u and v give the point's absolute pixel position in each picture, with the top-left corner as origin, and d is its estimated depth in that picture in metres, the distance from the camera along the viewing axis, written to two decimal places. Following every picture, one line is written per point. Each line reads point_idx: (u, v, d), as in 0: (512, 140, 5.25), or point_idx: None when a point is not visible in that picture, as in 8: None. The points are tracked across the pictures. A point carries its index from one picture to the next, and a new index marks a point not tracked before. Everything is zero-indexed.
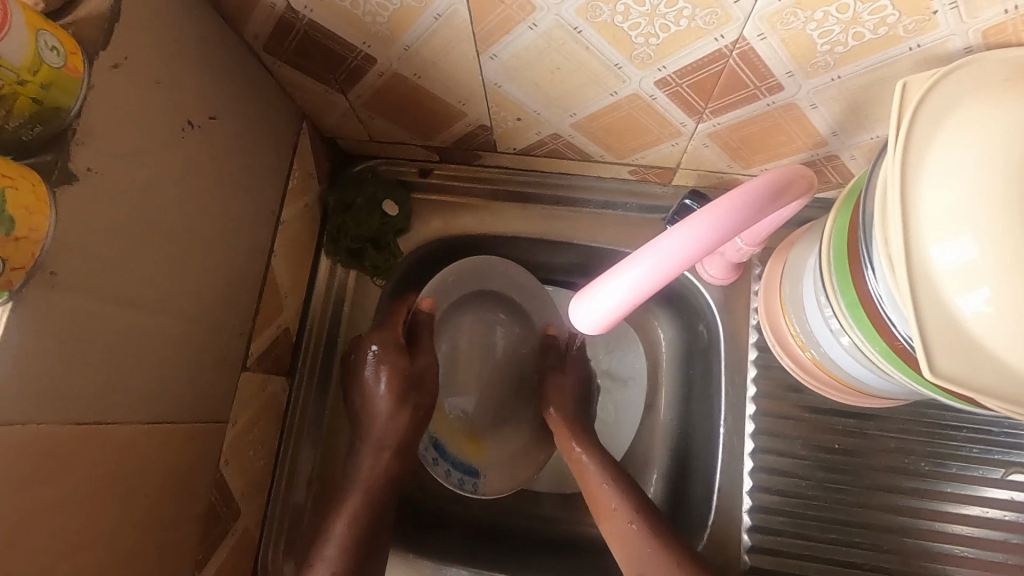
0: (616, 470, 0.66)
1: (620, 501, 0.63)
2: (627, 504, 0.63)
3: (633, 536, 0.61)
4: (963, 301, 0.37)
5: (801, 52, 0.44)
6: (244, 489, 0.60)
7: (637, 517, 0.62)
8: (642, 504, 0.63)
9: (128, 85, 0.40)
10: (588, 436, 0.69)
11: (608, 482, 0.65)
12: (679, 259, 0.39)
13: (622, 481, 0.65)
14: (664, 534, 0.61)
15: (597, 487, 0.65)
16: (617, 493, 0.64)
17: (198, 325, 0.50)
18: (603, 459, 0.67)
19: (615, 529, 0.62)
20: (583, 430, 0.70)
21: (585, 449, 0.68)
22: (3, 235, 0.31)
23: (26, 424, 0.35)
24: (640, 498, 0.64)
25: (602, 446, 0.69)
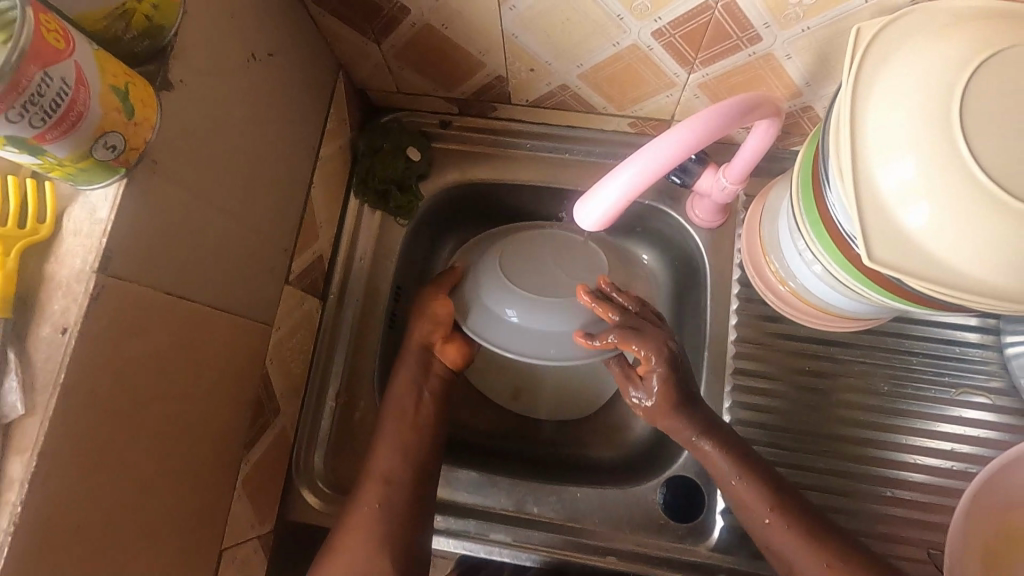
0: (776, 484, 0.63)
1: (758, 501, 0.62)
2: (762, 503, 0.62)
3: (776, 533, 0.61)
4: (900, 205, 0.45)
5: (775, 3, 0.52)
6: (284, 390, 0.68)
7: (798, 518, 0.61)
8: (775, 492, 0.63)
9: (210, 14, 0.48)
10: (709, 425, 0.65)
11: (744, 482, 0.63)
12: (663, 161, 0.47)
13: (773, 492, 0.63)
14: (807, 525, 0.61)
15: (735, 486, 0.64)
16: (760, 496, 0.63)
17: (253, 233, 0.58)
18: (689, 420, 0.65)
19: (757, 524, 0.63)
20: (726, 433, 0.66)
21: (714, 449, 0.65)
22: (125, 119, 0.40)
23: (131, 281, 0.43)
24: (784, 496, 0.63)
25: (758, 462, 0.64)
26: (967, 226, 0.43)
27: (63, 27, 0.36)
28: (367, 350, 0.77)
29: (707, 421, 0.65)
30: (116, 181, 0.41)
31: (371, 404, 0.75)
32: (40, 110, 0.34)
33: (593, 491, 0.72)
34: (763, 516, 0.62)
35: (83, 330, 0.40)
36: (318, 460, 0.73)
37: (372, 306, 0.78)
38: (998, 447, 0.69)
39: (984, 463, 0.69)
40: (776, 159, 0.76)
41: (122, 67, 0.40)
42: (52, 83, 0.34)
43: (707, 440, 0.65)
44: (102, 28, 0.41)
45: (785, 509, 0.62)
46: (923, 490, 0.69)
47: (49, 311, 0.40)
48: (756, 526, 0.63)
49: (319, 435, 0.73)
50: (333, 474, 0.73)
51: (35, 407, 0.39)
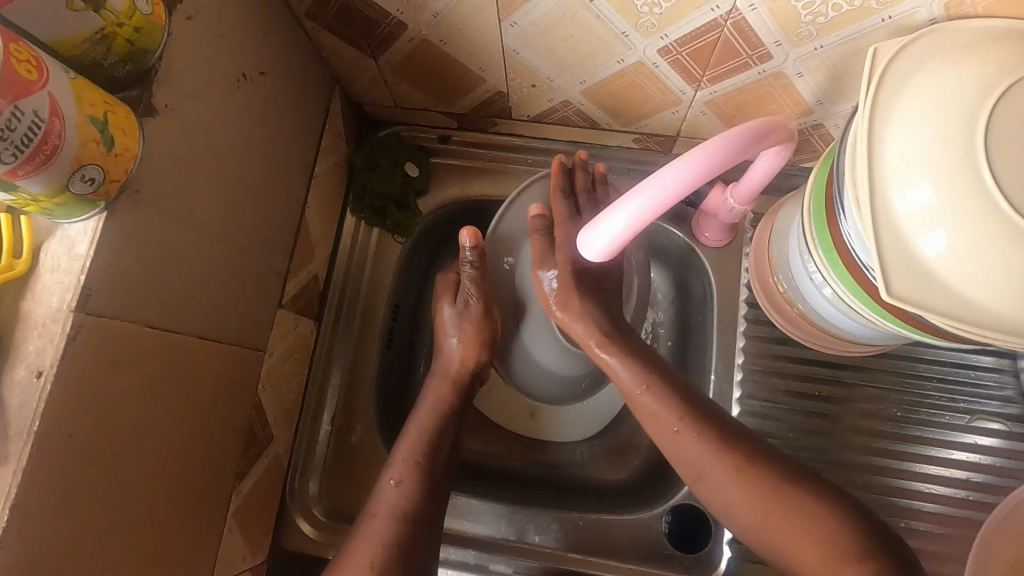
0: (686, 396, 0.60)
1: (671, 417, 0.59)
2: (669, 413, 0.59)
3: (696, 451, 0.58)
4: (921, 238, 0.43)
5: (787, 22, 0.50)
6: (277, 417, 0.66)
7: (711, 429, 0.58)
8: (694, 413, 0.59)
9: (197, 36, 0.46)
10: (611, 332, 0.63)
11: (648, 389, 0.60)
12: (672, 190, 0.46)
13: (684, 402, 0.59)
14: (721, 433, 0.58)
15: (639, 397, 0.61)
16: (668, 410, 0.59)
17: (243, 258, 0.56)
18: (592, 323, 0.63)
19: (670, 438, 0.59)
20: (621, 330, 0.64)
21: (612, 355, 0.62)
22: (104, 151, 0.38)
23: (113, 318, 0.41)
24: (699, 408, 0.59)
25: (663, 367, 0.62)
26: (993, 263, 0.40)
27: (36, 55, 0.33)
28: (364, 372, 0.75)
29: (598, 315, 0.63)
30: (96, 215, 0.39)
31: (367, 428, 0.73)
32: (11, 145, 0.32)
33: (596, 519, 0.69)
34: (736, 482, 0.57)
35: (58, 373, 0.38)
36: (312, 487, 0.71)
37: (369, 327, 0.76)
38: (1014, 476, 0.67)
39: (999, 493, 0.66)
40: (785, 175, 0.73)
41: (101, 95, 0.38)
42: (23, 117, 0.32)
43: (608, 344, 0.62)
44: (81, 51, 0.38)
45: (751, 470, 0.57)
46: (937, 521, 0.66)
47: (24, 353, 0.38)
48: (724, 490, 0.57)
49: (314, 461, 0.71)
50: (328, 501, 0.71)
51: (7, 457, 0.37)
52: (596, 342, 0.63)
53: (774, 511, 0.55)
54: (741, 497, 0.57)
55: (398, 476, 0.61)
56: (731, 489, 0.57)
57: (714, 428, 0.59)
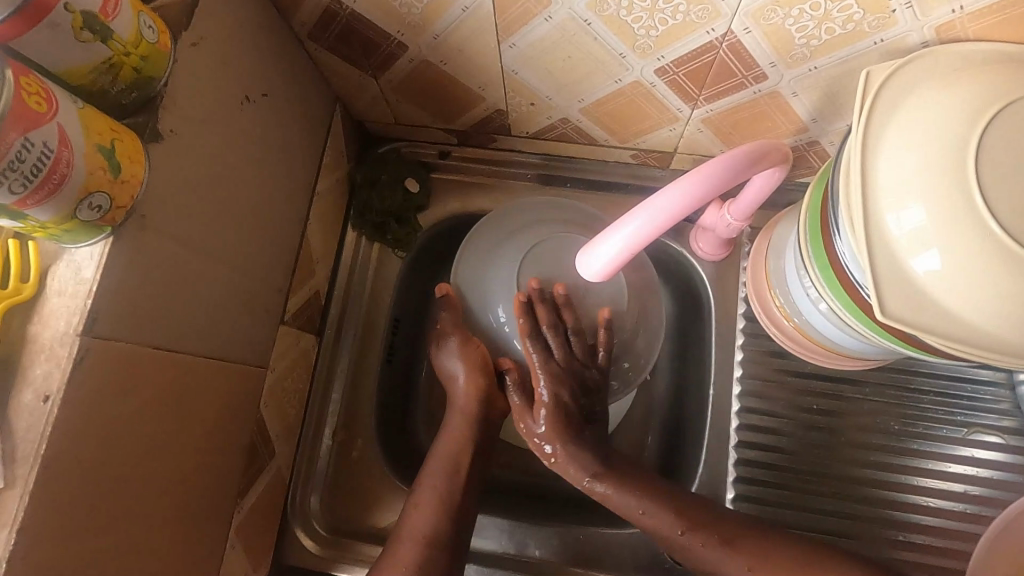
0: (685, 500, 0.62)
1: (670, 523, 0.60)
2: (667, 514, 0.61)
3: (690, 543, 0.60)
4: (914, 259, 0.43)
5: (782, 45, 0.51)
6: (279, 432, 0.66)
7: (713, 530, 0.60)
8: (693, 517, 0.60)
9: (202, 61, 0.47)
10: (602, 466, 0.64)
11: (650, 513, 0.61)
12: (668, 212, 0.47)
13: (681, 512, 0.61)
14: (722, 531, 0.60)
15: (644, 520, 0.61)
16: (667, 518, 0.61)
17: (245, 277, 0.56)
18: (583, 464, 0.63)
19: (675, 548, 0.61)
20: (617, 465, 0.64)
21: (613, 489, 0.62)
22: (112, 177, 0.38)
23: (119, 339, 0.42)
24: (693, 511, 0.61)
25: (661, 486, 0.62)
26: (983, 282, 0.41)
27: (46, 87, 0.34)
28: (365, 387, 0.75)
29: (592, 453, 0.64)
30: (103, 239, 0.40)
31: (369, 442, 0.74)
32: (20, 175, 0.33)
33: (596, 533, 0.70)
34: (741, 569, 0.59)
35: (65, 398, 0.38)
36: (314, 501, 0.71)
37: (370, 342, 0.77)
38: (1012, 489, 0.67)
39: (997, 505, 0.67)
40: (782, 191, 0.74)
41: (109, 123, 0.38)
42: (33, 148, 0.33)
43: (600, 481, 0.63)
44: (89, 81, 0.39)
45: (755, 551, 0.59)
46: (935, 534, 0.67)
47: (31, 376, 0.39)
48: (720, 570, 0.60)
49: (315, 476, 0.72)
50: (330, 515, 0.71)
51: (15, 480, 0.37)
52: (592, 480, 0.63)
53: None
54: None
55: (417, 499, 0.63)
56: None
57: (713, 523, 0.60)
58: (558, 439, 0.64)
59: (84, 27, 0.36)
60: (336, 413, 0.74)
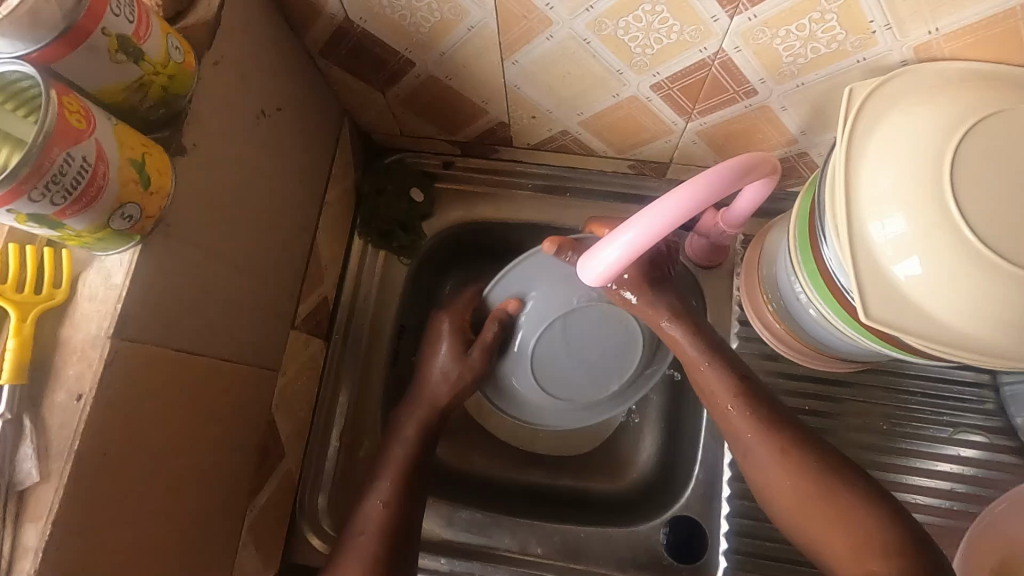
0: (740, 371, 0.63)
1: (725, 392, 0.62)
2: (726, 390, 0.62)
3: (735, 421, 0.62)
4: (895, 265, 0.46)
5: (770, 62, 0.54)
6: (289, 434, 0.69)
7: (761, 408, 0.62)
8: (747, 390, 0.62)
9: (221, 79, 0.50)
10: (680, 309, 0.65)
11: (711, 366, 0.63)
12: (664, 220, 0.50)
13: (738, 378, 0.63)
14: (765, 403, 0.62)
15: (701, 373, 0.64)
16: (727, 388, 0.62)
17: (259, 283, 0.59)
18: (666, 304, 0.64)
19: (720, 409, 0.63)
20: (692, 316, 0.66)
21: (682, 332, 0.64)
22: (142, 189, 0.41)
23: (144, 343, 0.44)
24: (756, 393, 0.62)
25: (729, 353, 0.64)
26: (958, 286, 0.44)
27: (84, 106, 0.37)
28: (371, 390, 0.77)
29: (673, 298, 0.65)
30: (131, 248, 0.43)
31: (375, 444, 0.76)
32: (61, 188, 0.35)
33: (595, 531, 0.72)
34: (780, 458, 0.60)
35: (96, 397, 0.40)
36: (322, 501, 0.73)
37: (376, 347, 0.79)
38: (996, 486, 0.70)
39: (982, 502, 0.69)
40: (774, 200, 0.77)
41: (139, 138, 0.41)
42: (74, 162, 0.35)
43: (678, 323, 0.64)
44: (121, 100, 0.41)
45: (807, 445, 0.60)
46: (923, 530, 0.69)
47: (64, 377, 0.41)
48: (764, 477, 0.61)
49: (323, 477, 0.74)
50: (337, 515, 0.73)
51: (50, 475, 0.39)
52: (669, 321, 0.64)
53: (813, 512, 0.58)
54: (784, 486, 0.59)
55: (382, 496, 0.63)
56: (774, 472, 0.60)
57: (772, 413, 0.62)
58: (644, 287, 0.64)
59: (119, 50, 0.39)
60: (342, 414, 0.76)
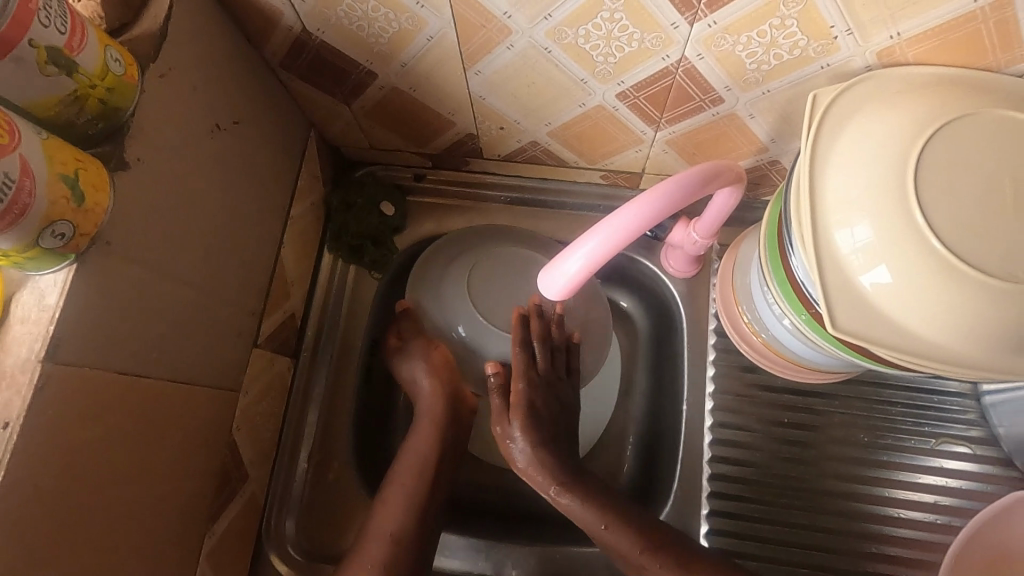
0: (652, 524, 0.63)
1: (633, 548, 0.62)
2: (634, 546, 0.62)
3: (652, 575, 0.61)
4: (863, 274, 0.45)
5: (734, 70, 0.53)
6: (252, 456, 0.66)
7: (671, 562, 0.61)
8: (654, 547, 0.62)
9: (170, 91, 0.48)
10: (571, 477, 0.65)
11: (612, 525, 0.63)
12: (628, 228, 0.48)
13: (643, 535, 0.62)
14: (682, 558, 0.61)
15: (602, 533, 0.63)
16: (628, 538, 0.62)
17: (215, 301, 0.57)
18: (545, 470, 0.65)
19: (630, 563, 0.63)
20: (584, 478, 0.66)
21: (570, 499, 0.64)
22: (75, 206, 0.39)
23: (81, 366, 0.42)
24: (664, 540, 0.62)
25: (636, 508, 0.64)
26: (925, 295, 0.43)
27: (7, 119, 0.35)
28: (340, 411, 0.75)
29: (560, 462, 0.66)
30: (66, 266, 0.41)
31: (345, 464, 0.73)
32: None
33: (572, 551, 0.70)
34: None
35: (24, 424, 0.39)
36: (289, 525, 0.70)
37: (346, 363, 0.76)
38: (983, 499, 0.68)
39: (967, 515, 0.68)
40: (749, 209, 0.76)
41: (73, 152, 0.40)
42: None
43: (564, 492, 0.64)
44: (54, 113, 0.40)
45: None
46: (907, 545, 0.67)
47: None
48: None
49: (290, 499, 0.71)
50: (306, 539, 0.70)
51: None
52: (558, 489, 0.64)
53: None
54: None
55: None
56: None
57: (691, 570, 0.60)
58: (529, 439, 0.66)
59: (49, 61, 0.37)
60: (311, 434, 0.73)
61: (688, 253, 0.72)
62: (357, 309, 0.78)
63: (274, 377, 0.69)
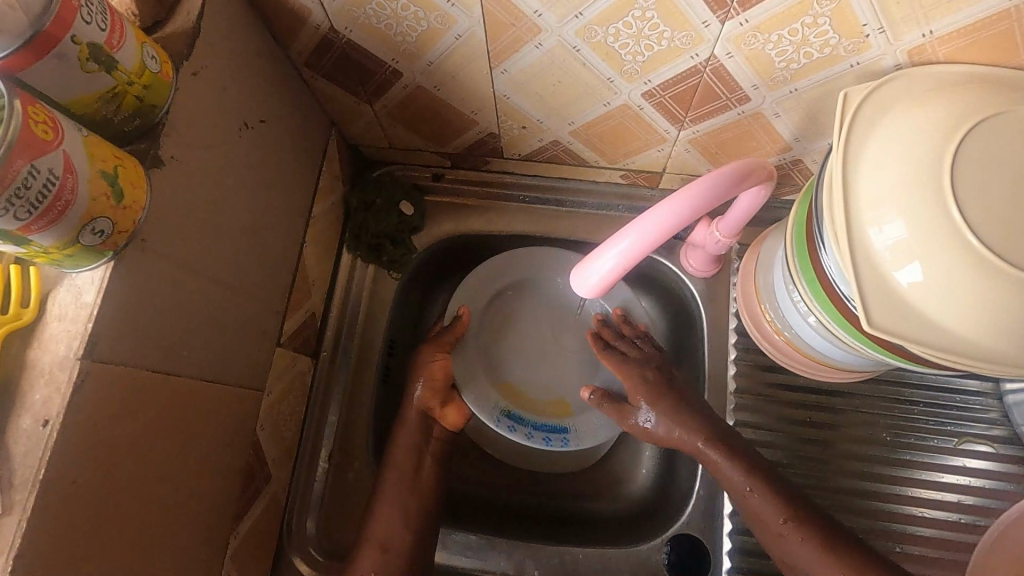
0: (792, 494, 0.62)
1: (774, 511, 0.61)
2: (774, 511, 0.61)
3: (791, 543, 0.60)
4: (896, 271, 0.45)
5: (763, 68, 0.53)
6: (275, 455, 0.66)
7: (816, 531, 0.60)
8: (799, 513, 0.61)
9: (202, 88, 0.48)
10: (715, 434, 0.66)
11: (757, 489, 0.62)
12: (659, 229, 0.49)
13: (786, 501, 0.62)
14: (824, 531, 0.60)
15: (748, 497, 0.63)
16: (777, 508, 0.61)
17: (242, 299, 0.57)
18: (693, 428, 0.67)
19: (771, 538, 0.62)
20: (733, 440, 0.66)
21: (721, 455, 0.64)
22: (115, 203, 0.39)
23: (118, 363, 0.42)
24: (801, 508, 0.61)
25: (775, 476, 0.63)
26: (961, 292, 0.43)
27: (52, 116, 0.35)
28: (361, 410, 0.74)
29: (709, 426, 0.66)
30: (103, 263, 0.41)
31: (365, 464, 0.73)
32: (26, 202, 0.33)
33: (595, 552, 0.70)
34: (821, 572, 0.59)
35: (64, 422, 0.39)
36: (310, 525, 0.70)
37: (365, 362, 0.76)
38: (1005, 497, 0.68)
39: (990, 514, 0.68)
40: (770, 209, 0.76)
41: (112, 149, 0.39)
42: (39, 175, 0.33)
43: (713, 447, 0.65)
44: (92, 110, 0.40)
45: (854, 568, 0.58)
46: (930, 544, 0.67)
47: (31, 401, 0.39)
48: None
49: (311, 499, 0.71)
50: (327, 540, 0.70)
51: (12, 507, 0.37)
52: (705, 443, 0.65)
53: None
54: None
55: None
56: None
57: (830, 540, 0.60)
58: (656, 407, 0.69)
59: (90, 58, 0.37)
60: (333, 433, 0.73)
61: (709, 250, 0.71)
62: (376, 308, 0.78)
63: (296, 376, 0.69)
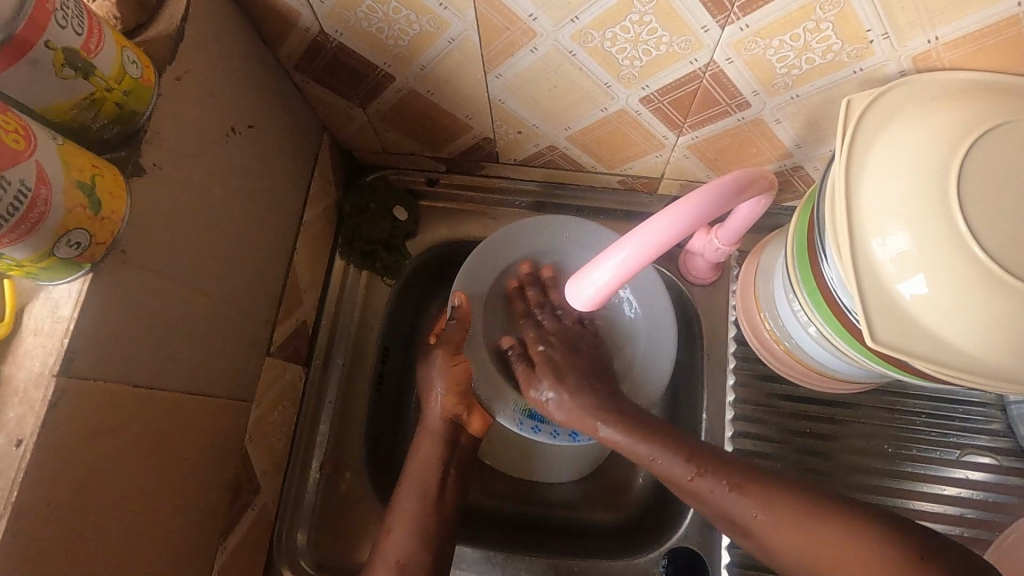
0: (695, 448, 0.56)
1: (685, 468, 0.55)
2: (678, 465, 0.55)
3: (725, 499, 0.53)
4: (900, 284, 0.43)
5: (764, 74, 0.52)
6: (264, 467, 0.65)
7: (724, 475, 0.53)
8: (720, 460, 0.54)
9: (187, 94, 0.47)
10: (611, 411, 0.61)
11: (658, 457, 0.56)
12: (659, 238, 0.47)
13: (692, 453, 0.55)
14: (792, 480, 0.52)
15: (652, 464, 0.57)
16: (673, 455, 0.56)
17: (230, 309, 0.55)
18: (589, 408, 0.62)
19: (689, 494, 0.55)
20: (632, 413, 0.61)
21: (614, 429, 0.60)
22: (92, 215, 0.38)
23: (96, 379, 0.41)
24: (709, 458, 0.55)
25: (671, 429, 0.58)
26: (966, 305, 0.42)
27: (24, 125, 0.33)
28: (353, 420, 0.73)
29: (597, 398, 0.62)
30: (81, 276, 0.39)
31: (358, 474, 0.72)
32: None
33: (591, 566, 0.69)
34: (750, 515, 0.51)
35: (40, 441, 0.37)
36: (301, 537, 0.69)
37: (358, 370, 0.75)
38: (1009, 512, 0.66)
39: (994, 528, 0.66)
40: (770, 216, 0.75)
41: (89, 158, 0.38)
42: (9, 186, 0.32)
43: (610, 425, 0.60)
44: (70, 117, 0.38)
45: (767, 499, 0.51)
46: None
47: (5, 420, 0.38)
48: (742, 534, 0.53)
49: (302, 510, 0.69)
50: (317, 552, 0.69)
51: None
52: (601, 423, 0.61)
53: (799, 529, 0.49)
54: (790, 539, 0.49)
55: None
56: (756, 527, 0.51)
57: (768, 485, 0.52)
58: (559, 393, 0.63)
59: (65, 64, 0.36)
60: (324, 443, 0.72)
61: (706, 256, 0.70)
62: (370, 315, 0.77)
63: (287, 385, 0.68)
